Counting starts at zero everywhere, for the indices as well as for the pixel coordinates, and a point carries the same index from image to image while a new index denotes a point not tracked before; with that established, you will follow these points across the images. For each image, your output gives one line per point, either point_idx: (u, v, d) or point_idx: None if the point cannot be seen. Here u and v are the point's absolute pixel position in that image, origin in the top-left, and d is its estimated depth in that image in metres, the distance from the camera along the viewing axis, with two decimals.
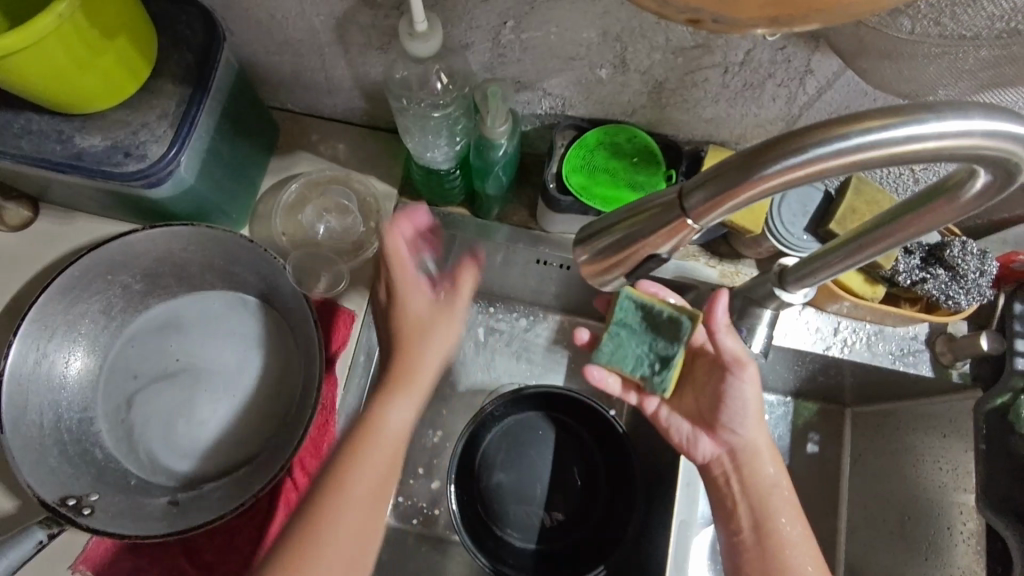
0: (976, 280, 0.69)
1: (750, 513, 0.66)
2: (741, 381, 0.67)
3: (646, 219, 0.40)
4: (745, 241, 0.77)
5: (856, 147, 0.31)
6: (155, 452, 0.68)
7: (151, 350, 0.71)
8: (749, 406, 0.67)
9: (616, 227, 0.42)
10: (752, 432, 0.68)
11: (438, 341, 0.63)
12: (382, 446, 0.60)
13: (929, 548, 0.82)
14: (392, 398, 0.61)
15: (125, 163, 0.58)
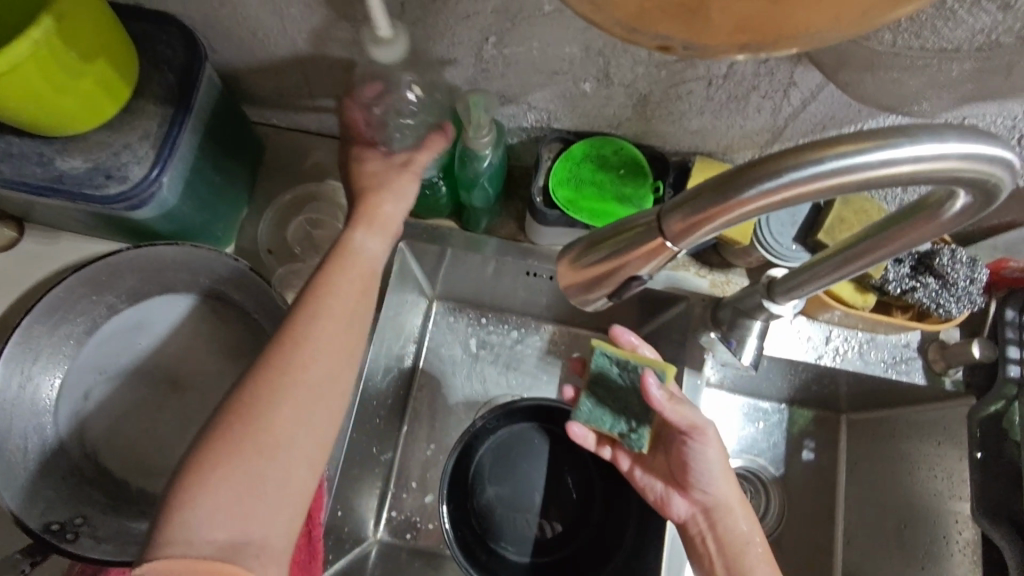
0: (965, 287, 0.68)
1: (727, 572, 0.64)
2: (703, 445, 0.66)
3: (627, 241, 0.39)
4: (734, 251, 0.77)
5: (830, 172, 0.31)
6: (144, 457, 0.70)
7: (125, 345, 0.71)
8: (716, 467, 0.67)
9: (598, 247, 0.41)
10: (723, 489, 0.67)
11: (398, 197, 0.64)
12: (354, 258, 0.60)
13: (927, 557, 0.81)
14: (361, 222, 0.62)
15: (106, 185, 0.57)
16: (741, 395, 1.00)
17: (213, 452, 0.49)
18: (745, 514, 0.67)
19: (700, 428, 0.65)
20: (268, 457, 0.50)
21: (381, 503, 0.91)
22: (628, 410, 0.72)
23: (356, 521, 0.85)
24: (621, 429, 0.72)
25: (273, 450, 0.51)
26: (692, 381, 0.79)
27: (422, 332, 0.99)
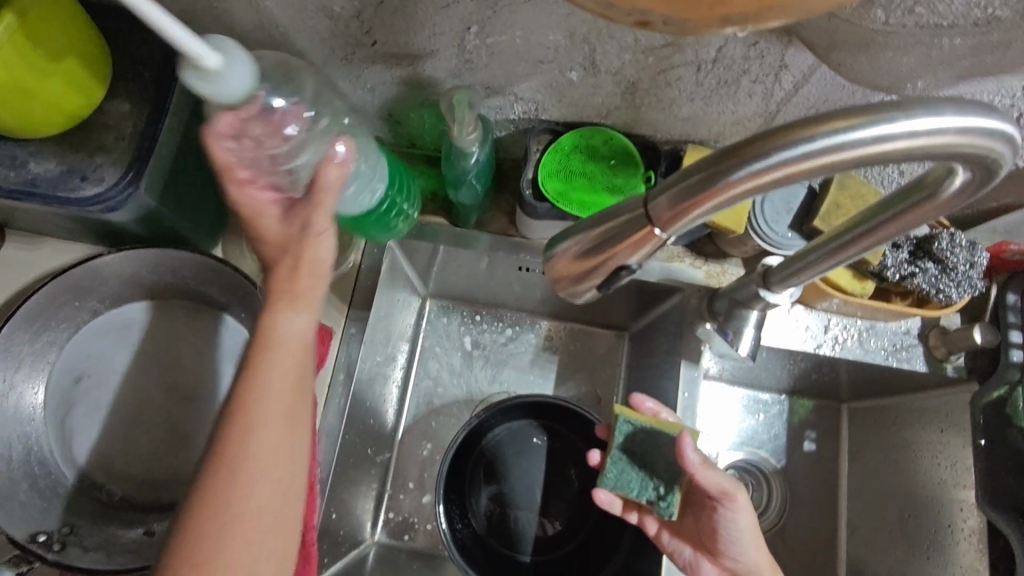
0: (965, 272, 0.67)
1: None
2: (735, 515, 0.65)
3: (613, 229, 0.38)
4: (729, 241, 0.75)
5: (821, 151, 0.29)
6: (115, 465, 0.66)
7: (111, 353, 0.69)
8: (748, 538, 0.66)
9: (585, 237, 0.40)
10: (753, 558, 0.66)
11: (314, 265, 0.55)
12: (280, 354, 0.54)
13: (931, 546, 0.80)
14: (282, 305, 0.54)
15: (82, 187, 0.56)
16: (740, 386, 0.99)
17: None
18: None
19: (733, 493, 0.63)
20: None
21: (378, 505, 0.90)
22: (655, 481, 0.66)
23: (353, 524, 0.84)
24: (651, 499, 0.66)
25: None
26: (690, 372, 0.77)
27: (416, 332, 0.98)
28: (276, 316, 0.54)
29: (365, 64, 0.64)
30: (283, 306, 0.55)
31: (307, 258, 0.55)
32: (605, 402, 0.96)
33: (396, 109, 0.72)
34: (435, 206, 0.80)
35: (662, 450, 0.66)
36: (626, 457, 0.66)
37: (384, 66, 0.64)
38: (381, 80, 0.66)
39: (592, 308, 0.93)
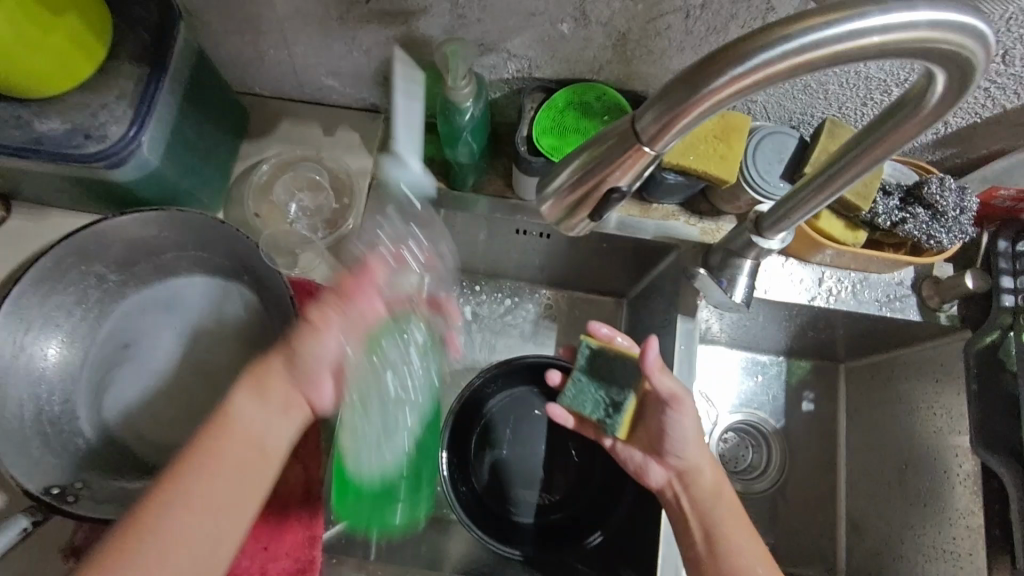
0: (956, 217, 0.68)
1: (704, 534, 0.63)
2: (679, 415, 0.65)
3: (603, 151, 0.39)
4: (723, 196, 0.77)
5: (799, 49, 0.30)
6: (137, 432, 0.70)
7: (140, 323, 0.73)
8: (688, 437, 0.66)
9: (577, 165, 0.41)
10: (693, 456, 0.66)
11: (292, 363, 0.60)
12: (230, 441, 0.56)
13: (929, 495, 0.81)
14: (247, 386, 0.58)
15: (86, 144, 0.58)
16: (738, 349, 0.99)
17: None
18: (719, 482, 0.66)
19: (683, 398, 0.64)
20: None
21: None
22: (612, 398, 0.70)
23: None
24: (599, 415, 0.71)
25: None
26: (686, 327, 0.78)
27: None
28: (234, 397, 0.58)
29: (360, 24, 0.65)
30: (247, 389, 0.59)
31: (299, 361, 0.60)
32: None
33: (391, 72, 0.73)
34: (433, 169, 0.80)
35: (621, 370, 0.71)
36: (586, 375, 0.72)
37: (378, 25, 0.65)
38: (376, 41, 0.67)
39: (590, 273, 0.94)
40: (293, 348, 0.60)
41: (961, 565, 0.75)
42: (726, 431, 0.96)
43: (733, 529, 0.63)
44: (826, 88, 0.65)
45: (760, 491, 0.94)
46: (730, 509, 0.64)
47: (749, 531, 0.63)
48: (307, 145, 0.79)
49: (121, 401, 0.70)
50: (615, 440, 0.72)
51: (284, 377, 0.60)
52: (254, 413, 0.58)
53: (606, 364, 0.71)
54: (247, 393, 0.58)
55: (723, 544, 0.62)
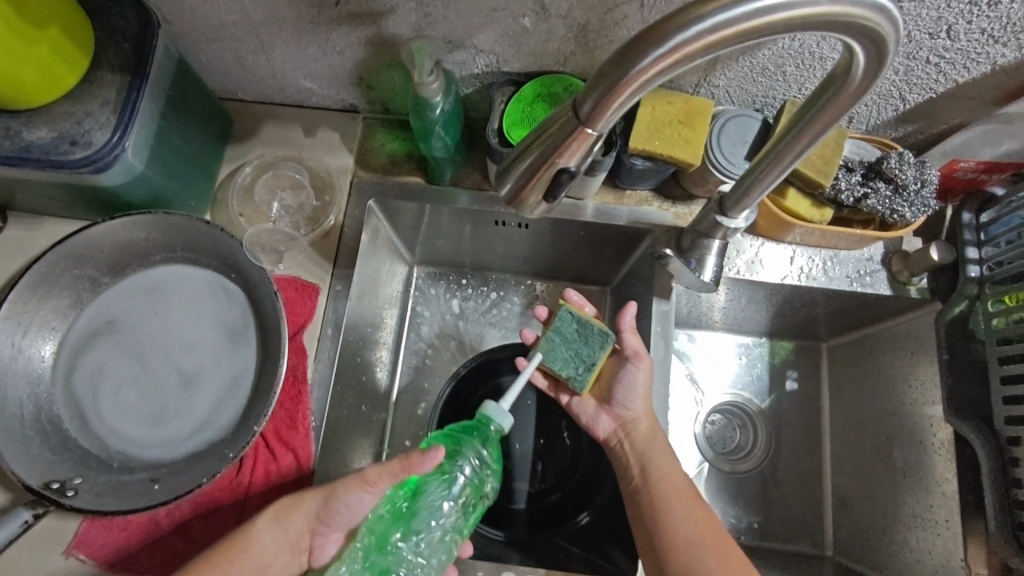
0: (917, 190, 0.70)
1: (640, 470, 0.70)
2: (637, 370, 0.74)
3: (553, 134, 0.41)
4: (692, 180, 0.79)
5: (713, 28, 0.33)
6: (109, 408, 0.71)
7: (126, 313, 0.74)
8: (636, 389, 0.73)
9: (532, 147, 0.43)
10: (634, 406, 0.73)
11: (327, 502, 0.65)
12: (248, 557, 0.61)
13: (908, 466, 0.83)
14: (274, 513, 0.63)
15: (72, 151, 0.60)
16: (720, 331, 1.01)
17: None
18: (654, 429, 0.73)
19: (643, 355, 0.74)
20: None
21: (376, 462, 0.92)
22: (582, 358, 0.75)
23: None
24: (569, 371, 0.74)
25: None
26: (661, 309, 0.81)
27: (404, 298, 0.99)
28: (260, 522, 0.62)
29: (332, 26, 0.67)
30: (275, 517, 0.63)
31: (333, 503, 0.65)
32: None
33: (366, 73, 0.75)
34: (411, 166, 0.83)
35: (588, 335, 0.76)
36: (558, 335, 0.75)
37: (349, 27, 0.67)
38: (349, 42, 0.70)
39: (571, 262, 0.96)
40: (334, 493, 0.64)
41: (939, 532, 0.77)
42: (712, 413, 0.98)
43: (663, 464, 0.70)
44: (783, 71, 0.68)
45: (746, 470, 0.96)
46: (660, 449, 0.71)
47: (676, 467, 0.70)
48: (289, 147, 0.82)
49: (106, 388, 0.71)
50: (573, 397, 0.78)
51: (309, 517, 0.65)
52: (275, 540, 0.63)
53: (576, 328, 0.76)
54: (270, 519, 0.63)
55: (659, 482, 0.68)
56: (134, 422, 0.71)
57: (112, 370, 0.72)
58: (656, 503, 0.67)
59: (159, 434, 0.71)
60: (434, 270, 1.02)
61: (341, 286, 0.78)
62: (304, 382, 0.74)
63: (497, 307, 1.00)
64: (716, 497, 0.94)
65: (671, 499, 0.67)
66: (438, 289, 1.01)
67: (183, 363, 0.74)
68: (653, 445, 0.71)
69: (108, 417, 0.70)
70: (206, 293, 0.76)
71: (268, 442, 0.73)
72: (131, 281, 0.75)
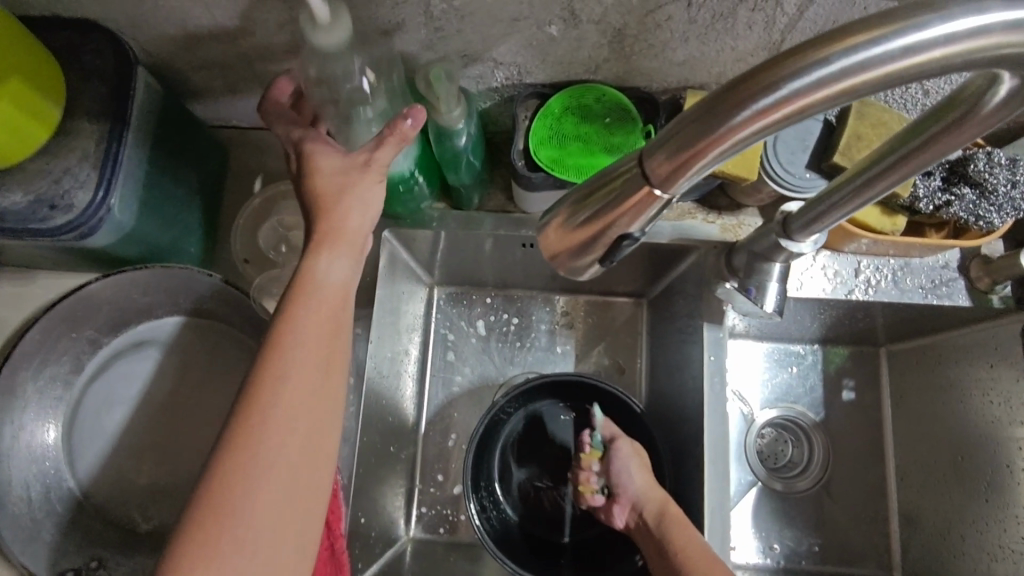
0: (1007, 193, 0.61)
1: (658, 547, 0.67)
2: (621, 453, 0.74)
3: (613, 193, 0.34)
4: (743, 189, 0.71)
5: (841, 74, 0.25)
6: (108, 481, 0.65)
7: (131, 379, 0.67)
8: (636, 468, 0.73)
9: (585, 204, 0.35)
10: (639, 481, 0.72)
11: (365, 206, 0.56)
12: (314, 298, 0.53)
13: (989, 488, 0.76)
14: (320, 247, 0.55)
15: (51, 217, 0.53)
16: (768, 341, 0.93)
17: (191, 549, 0.46)
18: (664, 497, 0.70)
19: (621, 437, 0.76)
20: (230, 551, 0.46)
21: (409, 501, 0.86)
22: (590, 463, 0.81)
23: (386, 524, 0.80)
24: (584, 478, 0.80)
25: (248, 530, 0.47)
26: (713, 335, 0.73)
27: (425, 322, 0.93)
28: (316, 257, 0.54)
29: None
30: (324, 251, 0.55)
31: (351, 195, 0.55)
32: (628, 373, 0.90)
33: None
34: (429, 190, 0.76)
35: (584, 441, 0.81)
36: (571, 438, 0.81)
37: None
38: None
39: (604, 277, 0.88)
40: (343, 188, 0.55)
41: None
42: (763, 427, 0.91)
43: (678, 534, 0.66)
44: None
45: (803, 489, 0.88)
46: (673, 518, 0.68)
47: (693, 532, 0.67)
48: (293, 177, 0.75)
49: (114, 467, 0.65)
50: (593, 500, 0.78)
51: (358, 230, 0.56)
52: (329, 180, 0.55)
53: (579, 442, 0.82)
54: (328, 254, 0.55)
55: (678, 552, 0.65)
56: (136, 500, 0.64)
57: (115, 437, 0.66)
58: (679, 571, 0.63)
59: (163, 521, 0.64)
60: (456, 291, 0.95)
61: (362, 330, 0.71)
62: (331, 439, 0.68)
63: (523, 328, 0.92)
64: (773, 521, 0.87)
65: (691, 563, 0.63)
66: (459, 311, 0.94)
67: (195, 443, 0.66)
68: (664, 517, 0.68)
69: (112, 497, 0.64)
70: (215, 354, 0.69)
71: None
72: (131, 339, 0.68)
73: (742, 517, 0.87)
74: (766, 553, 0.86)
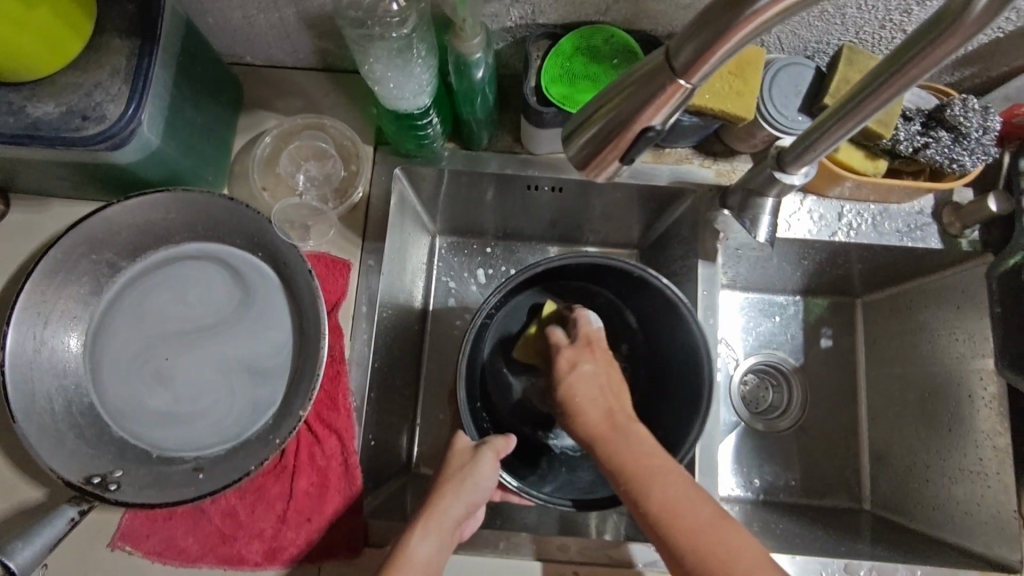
0: (979, 139, 0.67)
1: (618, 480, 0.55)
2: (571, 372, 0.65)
3: (624, 99, 0.39)
4: (738, 134, 0.75)
5: None
6: (116, 388, 0.68)
7: (149, 293, 0.70)
8: (588, 381, 0.63)
9: (597, 115, 0.41)
10: (586, 415, 0.61)
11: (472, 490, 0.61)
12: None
13: (953, 420, 0.81)
14: (415, 528, 0.58)
15: (84, 127, 0.55)
16: (754, 291, 0.98)
17: None
18: (602, 432, 0.59)
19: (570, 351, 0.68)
20: None
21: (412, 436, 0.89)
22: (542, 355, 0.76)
23: (393, 453, 0.84)
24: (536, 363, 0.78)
25: None
26: (707, 273, 0.78)
27: (428, 269, 0.95)
28: (409, 537, 0.57)
29: None
30: (419, 529, 0.58)
31: (442, 504, 0.60)
32: None
33: None
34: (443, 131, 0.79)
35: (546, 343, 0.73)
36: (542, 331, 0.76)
37: None
38: None
39: (603, 228, 0.91)
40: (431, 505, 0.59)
41: (989, 483, 0.76)
42: (746, 372, 0.96)
43: (634, 456, 0.56)
44: (843, 12, 0.63)
45: (784, 429, 0.94)
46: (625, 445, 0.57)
47: (653, 462, 0.55)
48: (307, 113, 0.77)
49: (125, 374, 0.68)
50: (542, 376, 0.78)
51: (454, 527, 0.59)
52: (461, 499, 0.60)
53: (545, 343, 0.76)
54: (420, 532, 0.58)
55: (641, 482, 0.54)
56: (143, 411, 0.68)
57: (128, 350, 0.69)
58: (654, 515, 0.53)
59: (172, 437, 0.67)
60: (457, 239, 0.97)
61: (374, 261, 0.74)
62: (342, 360, 0.71)
63: None
64: (755, 458, 0.93)
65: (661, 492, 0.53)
66: (461, 259, 0.97)
67: (207, 370, 0.69)
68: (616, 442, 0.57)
69: (126, 409, 0.67)
70: (238, 290, 0.72)
71: (310, 425, 0.71)
72: (160, 260, 0.71)
73: (726, 453, 0.93)
74: (747, 486, 0.91)
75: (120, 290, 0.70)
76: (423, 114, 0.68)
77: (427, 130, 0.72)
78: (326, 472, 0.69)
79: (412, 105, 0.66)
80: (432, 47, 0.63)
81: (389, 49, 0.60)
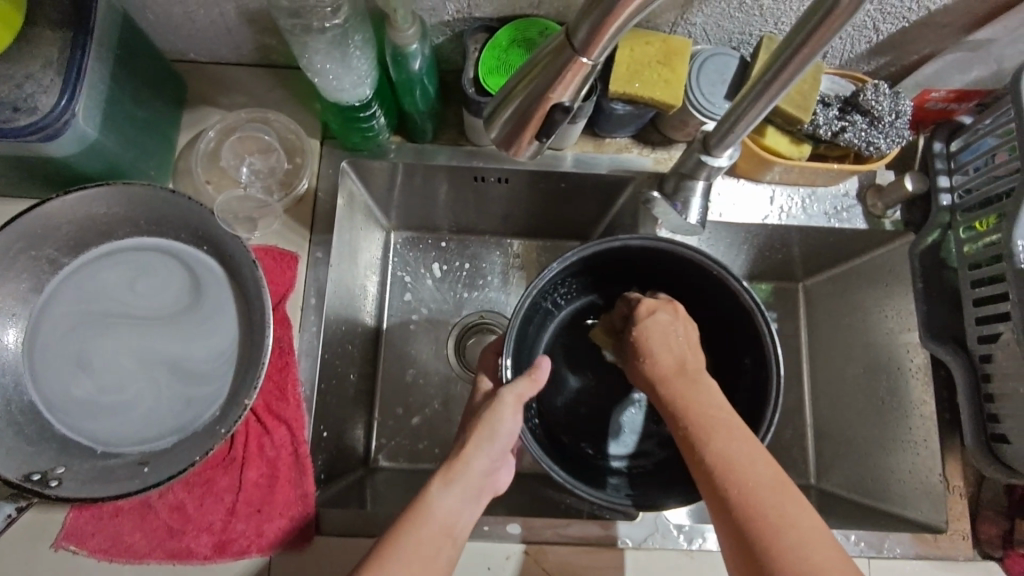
0: (891, 122, 0.71)
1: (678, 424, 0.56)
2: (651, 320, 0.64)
3: (534, 78, 0.41)
4: (673, 123, 0.78)
5: None
6: (56, 384, 0.67)
7: (94, 288, 0.70)
8: (661, 333, 0.63)
9: (514, 94, 0.43)
10: (665, 361, 0.61)
11: (501, 442, 0.60)
12: (428, 529, 0.54)
13: (888, 393, 0.85)
14: (442, 476, 0.57)
15: (16, 118, 0.56)
16: None
17: None
18: (678, 379, 0.59)
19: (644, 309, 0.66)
20: None
21: (369, 430, 0.89)
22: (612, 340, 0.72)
23: (348, 447, 0.84)
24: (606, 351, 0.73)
25: None
26: None
27: (382, 265, 0.95)
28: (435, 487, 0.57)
29: None
30: (446, 481, 0.57)
31: (473, 458, 0.59)
32: None
33: None
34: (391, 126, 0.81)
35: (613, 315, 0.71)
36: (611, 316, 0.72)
37: None
38: None
39: (554, 221, 0.93)
40: (461, 456, 0.59)
41: (919, 451, 0.80)
42: None
43: (698, 404, 0.56)
44: (760, 4, 0.67)
45: None
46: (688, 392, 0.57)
47: (721, 414, 0.55)
48: (251, 108, 0.78)
49: (66, 369, 0.68)
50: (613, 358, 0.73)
51: (483, 478, 0.59)
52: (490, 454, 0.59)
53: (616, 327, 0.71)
54: (444, 484, 0.57)
55: (705, 427, 0.54)
56: (84, 406, 0.67)
57: (70, 345, 0.68)
58: (717, 463, 0.52)
59: (102, 429, 0.66)
60: (411, 235, 0.98)
61: (322, 253, 0.75)
62: (290, 351, 0.72)
63: (473, 271, 0.96)
64: None
65: (725, 441, 0.53)
66: (415, 255, 0.97)
67: (154, 365, 0.69)
68: (686, 387, 0.58)
69: (65, 404, 0.66)
70: (191, 286, 0.72)
71: (259, 416, 0.71)
72: (113, 257, 0.71)
73: None
74: None
75: (70, 286, 0.69)
76: (365, 106, 0.70)
77: (372, 123, 0.74)
78: (276, 462, 0.70)
79: (354, 96, 0.68)
80: (369, 38, 0.65)
81: (326, 40, 0.62)
